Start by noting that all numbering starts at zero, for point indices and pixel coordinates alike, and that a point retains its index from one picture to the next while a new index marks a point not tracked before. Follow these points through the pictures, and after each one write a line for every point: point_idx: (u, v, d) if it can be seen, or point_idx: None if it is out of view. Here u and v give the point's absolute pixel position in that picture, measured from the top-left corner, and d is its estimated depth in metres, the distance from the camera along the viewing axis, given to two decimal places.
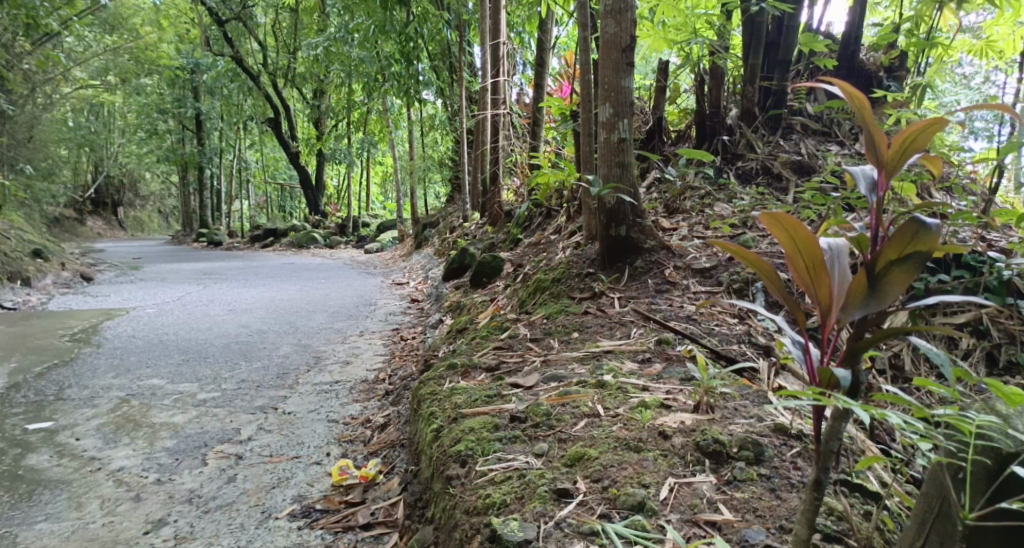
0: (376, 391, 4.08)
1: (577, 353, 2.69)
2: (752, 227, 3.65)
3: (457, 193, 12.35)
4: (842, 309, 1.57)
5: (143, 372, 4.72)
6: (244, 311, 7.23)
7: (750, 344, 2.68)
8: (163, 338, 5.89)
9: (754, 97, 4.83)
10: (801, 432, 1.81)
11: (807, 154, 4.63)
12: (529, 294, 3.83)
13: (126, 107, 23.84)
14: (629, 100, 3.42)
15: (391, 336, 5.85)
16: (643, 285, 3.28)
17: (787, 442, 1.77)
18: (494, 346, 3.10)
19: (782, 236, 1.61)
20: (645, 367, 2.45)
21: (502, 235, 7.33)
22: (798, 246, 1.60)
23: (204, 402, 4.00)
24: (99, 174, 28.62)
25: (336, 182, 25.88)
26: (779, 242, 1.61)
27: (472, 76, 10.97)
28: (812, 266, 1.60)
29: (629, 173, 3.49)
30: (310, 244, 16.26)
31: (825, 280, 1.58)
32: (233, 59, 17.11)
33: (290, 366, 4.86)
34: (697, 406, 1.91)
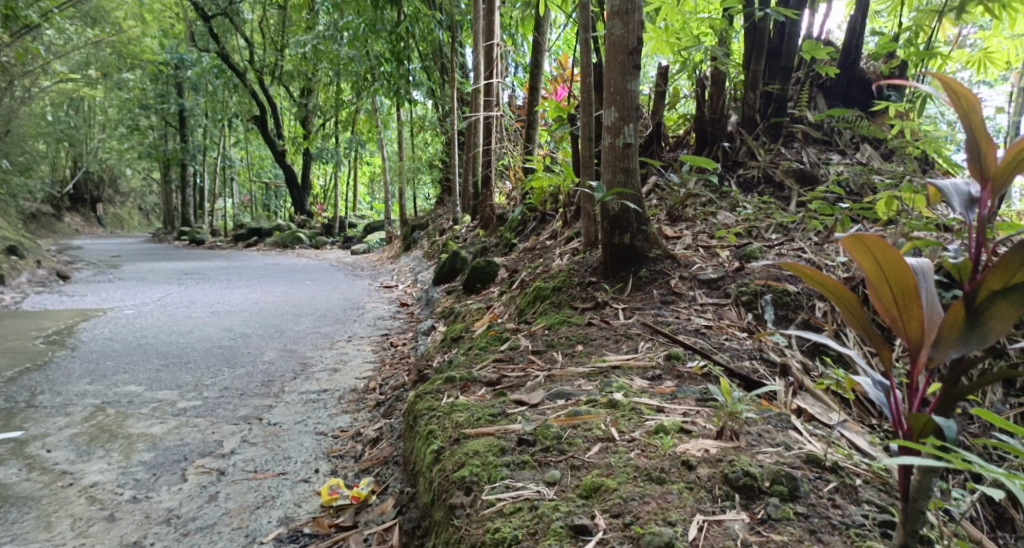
0: (366, 401, 3.93)
1: (582, 368, 2.57)
2: (758, 237, 3.56)
3: (446, 196, 12.20)
4: (936, 346, 1.54)
5: (120, 378, 4.54)
6: (227, 314, 7.04)
7: (763, 360, 2.57)
8: (142, 341, 5.70)
9: (756, 105, 4.72)
10: (836, 466, 1.74)
11: (809, 163, 4.53)
12: (528, 302, 3.71)
13: (108, 102, 23.49)
14: (635, 104, 3.32)
15: (380, 342, 5.70)
16: (648, 296, 3.18)
17: (824, 477, 1.71)
18: (493, 358, 2.98)
19: (870, 264, 1.59)
20: (656, 384, 2.34)
21: (494, 239, 7.20)
22: (886, 278, 1.58)
23: (185, 411, 3.84)
24: (80, 170, 28.13)
25: (323, 182, 25.60)
26: (866, 272, 1.59)
27: (463, 76, 10.83)
28: (903, 297, 1.57)
29: (633, 179, 3.38)
30: (295, 245, 16.04)
31: (916, 313, 1.56)
32: (218, 55, 16.87)
33: (276, 373, 4.70)
34: (721, 432, 1.83)
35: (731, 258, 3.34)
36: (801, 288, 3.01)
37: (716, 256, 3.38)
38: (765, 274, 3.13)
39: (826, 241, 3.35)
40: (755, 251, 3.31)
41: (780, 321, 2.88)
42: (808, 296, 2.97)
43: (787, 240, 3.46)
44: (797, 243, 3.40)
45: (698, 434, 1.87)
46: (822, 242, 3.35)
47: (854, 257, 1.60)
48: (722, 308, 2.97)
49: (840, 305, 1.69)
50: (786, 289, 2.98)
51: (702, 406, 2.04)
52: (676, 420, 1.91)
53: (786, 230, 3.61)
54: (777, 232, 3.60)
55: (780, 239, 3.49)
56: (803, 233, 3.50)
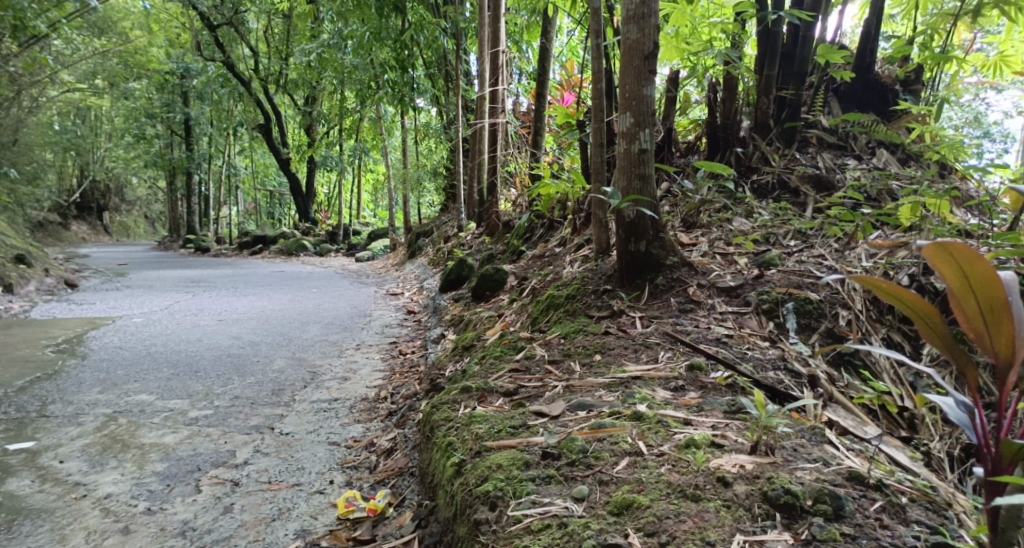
0: (378, 410, 3.88)
1: (601, 378, 2.52)
2: (776, 244, 3.51)
3: (451, 203, 12.17)
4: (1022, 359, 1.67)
5: (130, 387, 4.50)
6: (235, 322, 7.00)
7: (787, 371, 2.52)
8: (151, 350, 5.65)
9: (769, 109, 4.70)
10: (879, 483, 1.71)
11: (825, 168, 4.50)
12: (541, 311, 3.66)
13: (114, 111, 23.55)
14: (651, 109, 3.27)
15: (389, 350, 5.65)
16: (665, 304, 3.12)
17: (867, 494, 1.67)
18: (509, 368, 2.92)
19: (954, 274, 1.75)
20: (679, 395, 2.29)
21: (501, 246, 7.15)
22: (974, 290, 1.74)
23: (196, 420, 3.78)
24: (85, 179, 28.15)
25: (326, 190, 25.59)
26: (951, 282, 1.75)
27: (468, 84, 10.81)
28: (988, 313, 1.73)
29: (649, 185, 3.32)
30: (300, 252, 16.01)
31: (1003, 326, 1.71)
32: (224, 64, 16.91)
33: (285, 382, 4.64)
34: (755, 447, 1.80)
35: (749, 266, 3.28)
36: (823, 296, 2.95)
37: (733, 264, 3.33)
38: (785, 281, 3.07)
39: (846, 247, 3.32)
40: (774, 258, 3.25)
41: (802, 330, 2.82)
42: (830, 304, 2.92)
43: (806, 246, 3.42)
44: (817, 249, 3.36)
45: (731, 448, 1.82)
46: (842, 249, 3.32)
47: (939, 267, 1.76)
48: (743, 317, 2.92)
49: (923, 322, 1.81)
50: (808, 297, 2.93)
51: (731, 418, 1.98)
52: (706, 434, 1.87)
53: (805, 236, 3.57)
54: (795, 239, 3.56)
55: (799, 246, 3.45)
56: (823, 239, 3.45)
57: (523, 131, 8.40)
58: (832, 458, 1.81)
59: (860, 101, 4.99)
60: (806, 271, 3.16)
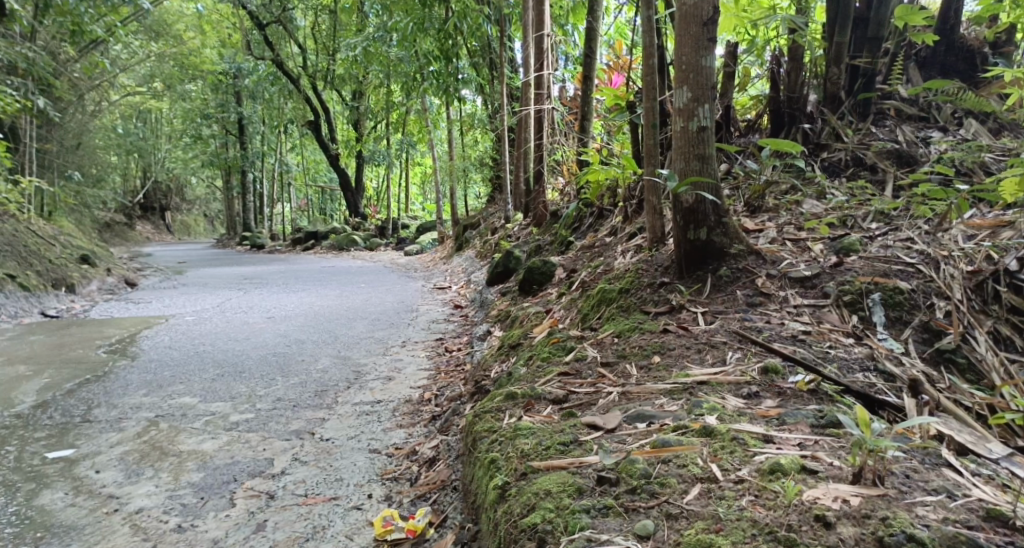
0: (421, 413, 3.68)
1: (661, 383, 2.24)
2: (855, 227, 3.17)
3: (498, 193, 11.94)
4: None
5: (175, 389, 4.41)
6: (283, 319, 6.93)
7: (878, 373, 2.20)
8: (199, 350, 5.59)
9: (840, 81, 4.39)
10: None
11: (907, 141, 4.14)
12: (592, 307, 3.38)
13: (172, 113, 24.10)
14: (711, 82, 2.96)
15: (435, 347, 5.46)
16: (731, 297, 2.82)
17: (1012, 541, 1.42)
18: (558, 372, 2.66)
19: None
20: (754, 403, 2.00)
21: (549, 237, 6.89)
22: None
23: (236, 425, 3.65)
24: (147, 180, 28.91)
25: (375, 184, 25.67)
26: None
27: (513, 71, 10.53)
28: None
29: (710, 166, 3.01)
30: (350, 247, 16.05)
31: None
32: (274, 63, 17.05)
33: (329, 382, 4.48)
34: (860, 476, 1.53)
35: (826, 252, 2.94)
36: (914, 285, 2.62)
37: (807, 250, 3.00)
38: (869, 270, 2.73)
39: (940, 227, 2.98)
40: (855, 244, 2.91)
41: (892, 325, 2.50)
42: (924, 293, 2.59)
43: (891, 228, 3.07)
44: (904, 231, 3.01)
45: (828, 476, 1.56)
46: (933, 228, 2.99)
47: None
48: (821, 311, 2.60)
49: None
50: (898, 287, 2.60)
51: (818, 435, 1.70)
52: (794, 456, 1.61)
53: (888, 217, 3.23)
54: (877, 220, 3.21)
55: (882, 228, 3.10)
56: (910, 220, 3.11)
57: (570, 118, 8.11)
58: (956, 487, 1.55)
59: (943, 68, 4.64)
60: (892, 258, 2.81)
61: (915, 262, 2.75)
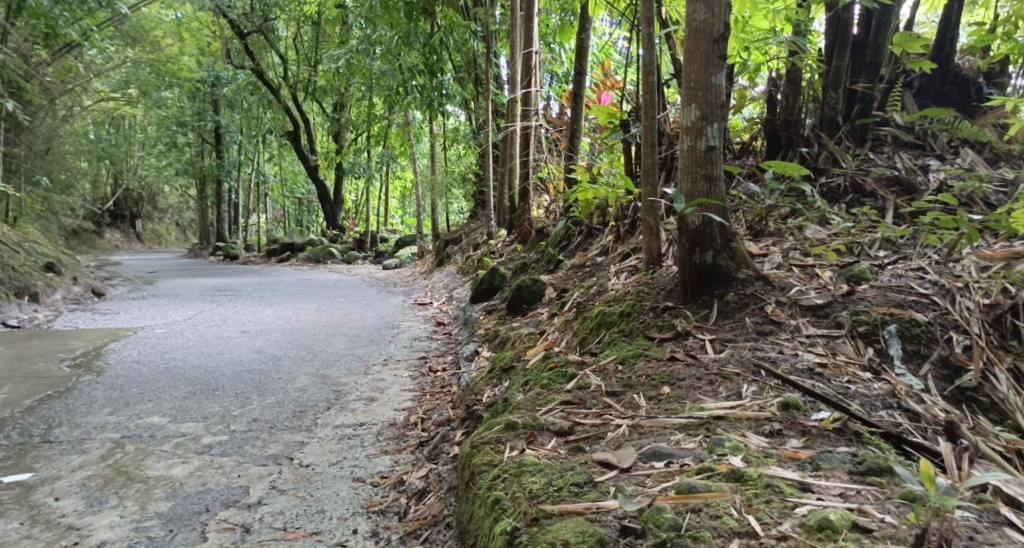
0: (407, 439, 3.50)
1: (674, 416, 2.10)
2: (863, 254, 3.08)
3: (480, 209, 11.79)
4: None
5: (143, 408, 4.17)
6: (259, 334, 6.69)
7: (903, 411, 2.10)
8: (170, 365, 5.34)
9: (837, 105, 4.32)
10: None
11: (905, 168, 4.08)
12: (590, 331, 3.25)
13: (147, 120, 23.66)
14: (720, 101, 2.86)
15: (418, 366, 5.27)
16: (739, 325, 2.70)
17: None
18: (559, 400, 2.51)
19: None
20: (778, 442, 1.86)
21: (534, 255, 6.76)
22: None
23: (209, 449, 3.43)
24: (119, 188, 28.34)
25: (354, 197, 25.40)
26: None
27: (498, 88, 10.43)
28: None
29: (718, 187, 2.90)
30: (327, 260, 15.78)
31: None
32: (254, 72, 16.83)
33: (308, 403, 4.28)
34: (927, 537, 1.40)
35: (837, 280, 2.85)
36: (930, 318, 2.53)
37: (816, 277, 2.89)
38: (883, 300, 2.64)
39: (950, 258, 2.89)
40: (866, 272, 2.82)
41: (910, 359, 2.40)
42: (942, 326, 2.49)
43: (900, 256, 2.99)
44: (914, 261, 2.93)
45: (885, 536, 1.43)
46: (942, 258, 2.91)
47: None
48: (835, 342, 2.49)
49: None
50: (914, 319, 2.50)
51: (858, 483, 1.60)
52: (843, 512, 1.49)
53: (895, 245, 3.14)
54: (884, 249, 3.12)
55: (891, 257, 3.01)
56: (919, 249, 3.02)
57: (556, 136, 8.01)
58: None
59: (938, 95, 4.61)
60: (905, 288, 2.72)
61: (928, 294, 2.66)
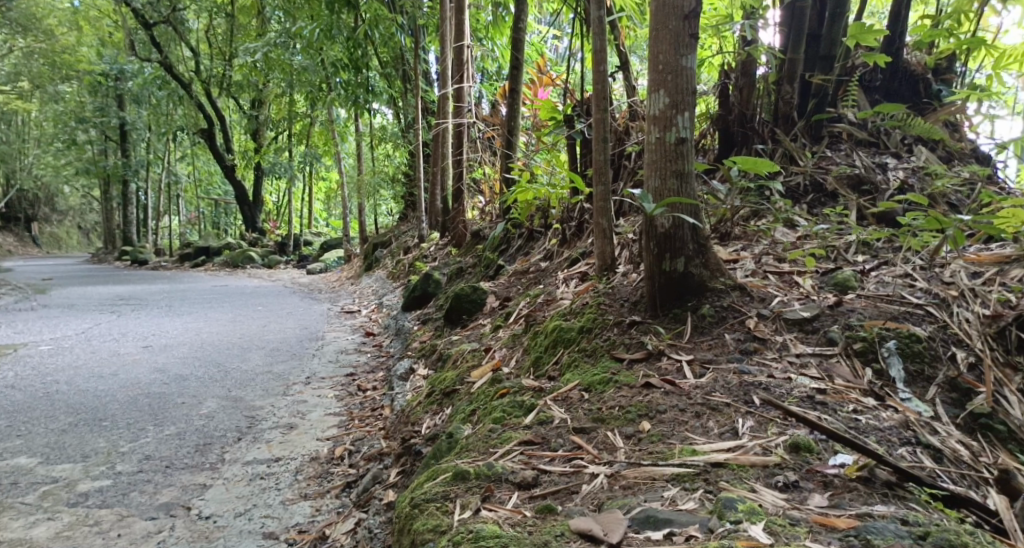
0: (330, 478, 3.06)
1: (664, 461, 1.73)
2: (842, 261, 2.79)
3: (411, 211, 11.24)
4: None
5: (10, 445, 3.57)
6: (162, 349, 5.99)
7: (924, 448, 1.81)
8: (51, 390, 4.63)
9: (792, 100, 4.04)
10: None
11: (864, 165, 3.78)
12: (544, 350, 2.86)
13: (43, 116, 21.85)
14: (691, 86, 2.53)
15: (346, 384, 4.78)
16: (719, 343, 2.36)
17: None
18: (518, 439, 2.10)
19: None
20: (799, 500, 1.52)
21: (471, 258, 6.34)
22: None
23: (86, 498, 2.99)
24: (13, 187, 26.11)
25: (275, 198, 24.23)
26: None
27: (428, 85, 9.91)
28: None
29: (689, 185, 2.58)
30: (245, 264, 14.87)
31: None
32: (162, 66, 15.69)
33: (214, 432, 3.73)
34: None
35: (819, 288, 2.55)
36: (930, 333, 2.24)
37: (797, 286, 2.59)
38: (876, 312, 2.35)
39: (934, 263, 2.63)
40: (851, 280, 2.52)
41: (914, 382, 2.09)
42: (943, 342, 2.21)
43: (882, 261, 2.71)
44: (898, 266, 2.66)
45: None
46: (928, 263, 2.62)
47: None
48: (830, 362, 2.17)
49: None
50: (914, 334, 2.21)
51: None
52: None
53: (872, 249, 2.87)
54: (862, 253, 2.85)
55: (872, 262, 2.73)
56: (900, 253, 2.75)
57: (490, 135, 7.59)
58: None
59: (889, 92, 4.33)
60: (895, 297, 2.44)
61: (921, 304, 2.38)
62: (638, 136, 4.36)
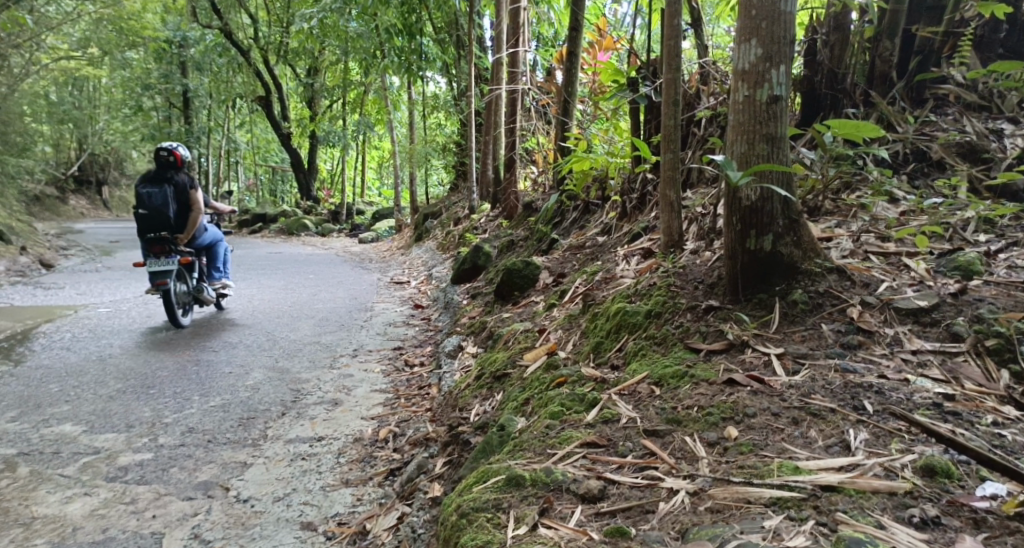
0: (374, 463, 2.86)
1: (759, 480, 1.43)
2: (959, 241, 2.40)
3: (462, 181, 11.03)
4: None
5: (56, 412, 3.49)
6: (215, 315, 5.93)
7: None
8: (103, 354, 4.58)
9: (892, 58, 3.59)
10: None
11: (976, 132, 3.31)
12: (605, 334, 2.57)
13: (110, 82, 22.34)
14: (788, 34, 2.17)
15: (393, 358, 4.59)
16: (815, 333, 2.03)
17: None
18: (580, 440, 1.83)
19: None
20: (943, 543, 1.22)
21: (523, 231, 6.07)
22: None
23: (124, 473, 2.86)
24: (83, 152, 26.91)
25: (330, 166, 24.38)
26: None
27: (482, 51, 9.59)
28: None
29: (781, 151, 2.22)
30: (300, 232, 14.95)
31: None
32: (222, 32, 15.72)
33: (258, 406, 3.57)
34: None
35: (935, 273, 2.18)
36: None
37: (907, 270, 2.23)
38: (1010, 302, 1.98)
39: None
40: (976, 264, 2.15)
41: None
42: None
43: (1011, 243, 2.32)
44: None
45: None
46: None
47: None
48: (956, 362, 1.82)
49: None
50: None
51: None
52: None
53: (995, 227, 2.47)
54: (984, 232, 2.45)
55: (998, 243, 2.34)
56: None
57: (545, 103, 7.26)
58: None
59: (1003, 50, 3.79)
60: None
61: None
62: (710, 100, 3.98)
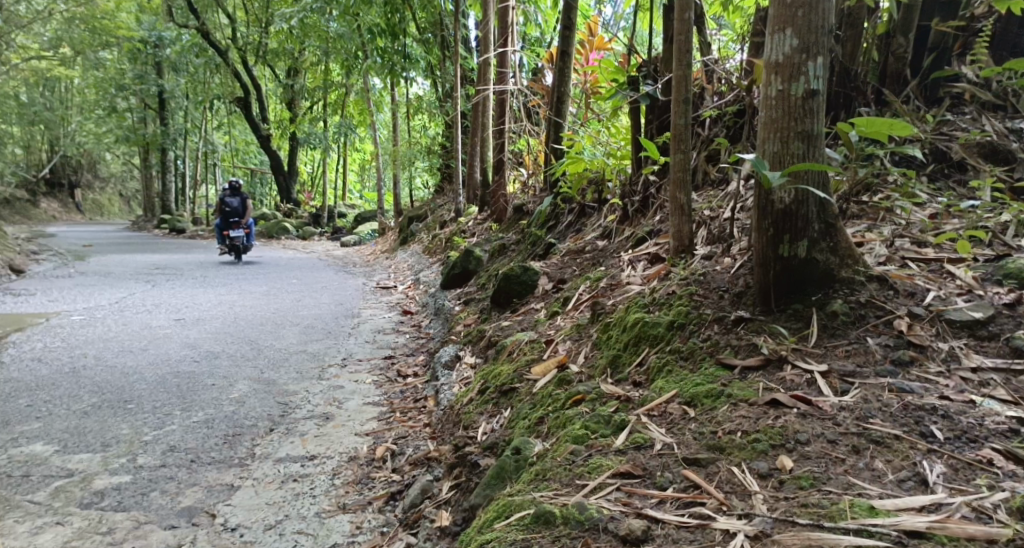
0: (372, 486, 2.66)
1: (833, 523, 1.31)
2: (1000, 248, 2.24)
3: (447, 184, 10.79)
4: None
5: (25, 430, 3.23)
6: (195, 323, 5.67)
7: None
8: (78, 366, 4.32)
9: (905, 54, 3.38)
10: None
11: (997, 131, 3.14)
12: (622, 348, 2.38)
13: (84, 83, 21.76)
14: (824, 24, 2.01)
15: (384, 368, 4.38)
16: (862, 348, 1.87)
17: None
18: (611, 469, 1.65)
19: None
20: None
21: (515, 234, 5.88)
22: None
23: (101, 498, 2.63)
24: (55, 154, 26.19)
25: (310, 168, 23.99)
26: None
27: (467, 52, 9.38)
28: None
29: (817, 149, 2.06)
30: (281, 235, 14.63)
31: None
32: (200, 32, 15.31)
33: (244, 422, 3.35)
34: None
35: (984, 283, 2.03)
36: None
37: (951, 279, 2.08)
38: None
39: None
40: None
41: None
42: None
43: None
44: None
45: None
46: None
47: None
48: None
49: None
50: None
51: None
52: None
53: None
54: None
55: None
56: None
57: (534, 104, 7.07)
58: None
59: None
60: None
61: None
62: (714, 99, 3.82)
